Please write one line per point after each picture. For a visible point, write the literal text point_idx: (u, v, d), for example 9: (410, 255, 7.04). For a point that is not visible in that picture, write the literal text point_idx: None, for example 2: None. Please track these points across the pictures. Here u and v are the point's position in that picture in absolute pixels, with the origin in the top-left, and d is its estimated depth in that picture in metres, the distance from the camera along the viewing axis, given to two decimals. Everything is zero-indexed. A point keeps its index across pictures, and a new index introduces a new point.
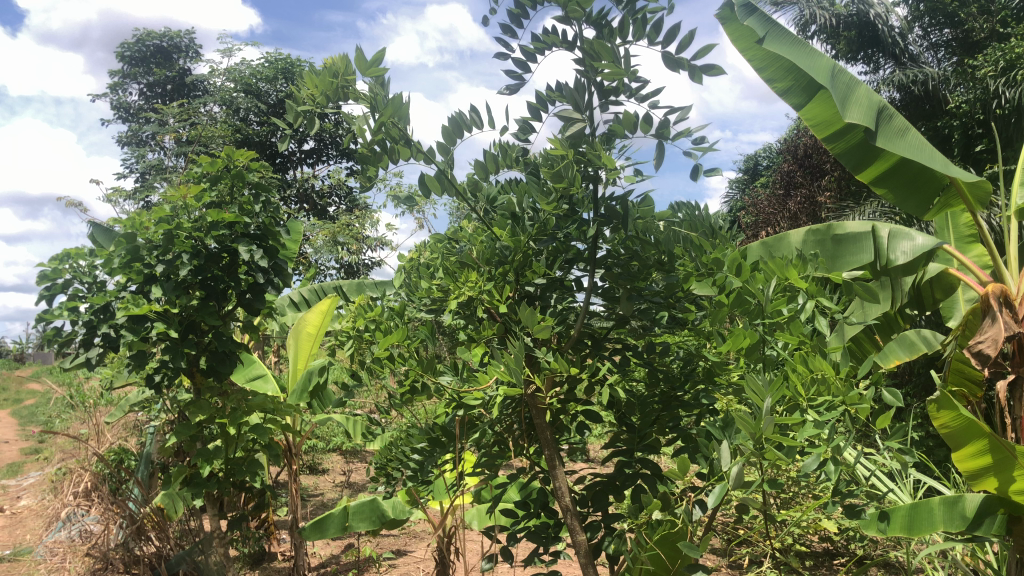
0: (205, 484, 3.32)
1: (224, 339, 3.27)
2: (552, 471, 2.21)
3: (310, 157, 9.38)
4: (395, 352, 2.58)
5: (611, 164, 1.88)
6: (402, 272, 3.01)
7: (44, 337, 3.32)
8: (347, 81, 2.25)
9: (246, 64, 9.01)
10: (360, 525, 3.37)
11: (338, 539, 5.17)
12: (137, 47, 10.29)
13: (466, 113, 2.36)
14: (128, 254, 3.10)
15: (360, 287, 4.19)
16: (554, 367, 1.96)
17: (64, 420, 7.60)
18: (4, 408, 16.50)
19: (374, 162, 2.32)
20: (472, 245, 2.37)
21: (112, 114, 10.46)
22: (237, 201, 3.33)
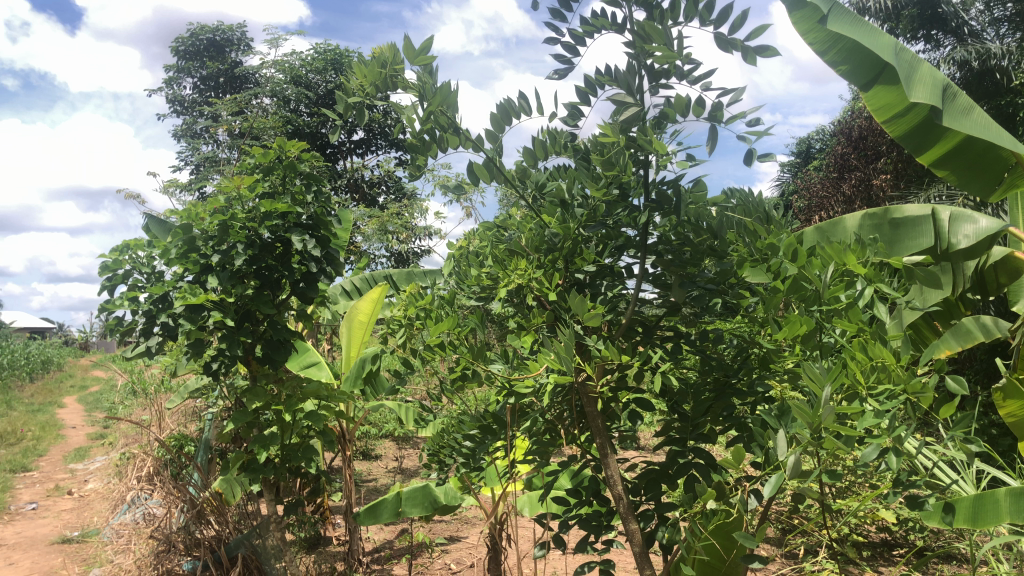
0: (261, 469, 3.39)
1: (279, 327, 3.32)
2: (603, 458, 2.19)
3: (359, 147, 9.47)
4: (446, 340, 2.59)
5: (662, 149, 1.85)
6: (452, 261, 3.03)
7: (106, 327, 3.42)
8: (395, 70, 2.26)
9: (296, 55, 9.10)
10: (413, 511, 3.38)
11: (391, 524, 5.23)
12: (191, 41, 10.46)
13: (515, 99, 2.34)
14: (185, 245, 3.18)
15: (410, 275, 4.22)
16: (605, 356, 1.94)
17: (126, 407, 7.81)
18: (69, 395, 17.07)
19: (423, 151, 2.32)
20: (521, 233, 2.36)
21: (168, 108, 10.66)
22: (289, 192, 3.36)
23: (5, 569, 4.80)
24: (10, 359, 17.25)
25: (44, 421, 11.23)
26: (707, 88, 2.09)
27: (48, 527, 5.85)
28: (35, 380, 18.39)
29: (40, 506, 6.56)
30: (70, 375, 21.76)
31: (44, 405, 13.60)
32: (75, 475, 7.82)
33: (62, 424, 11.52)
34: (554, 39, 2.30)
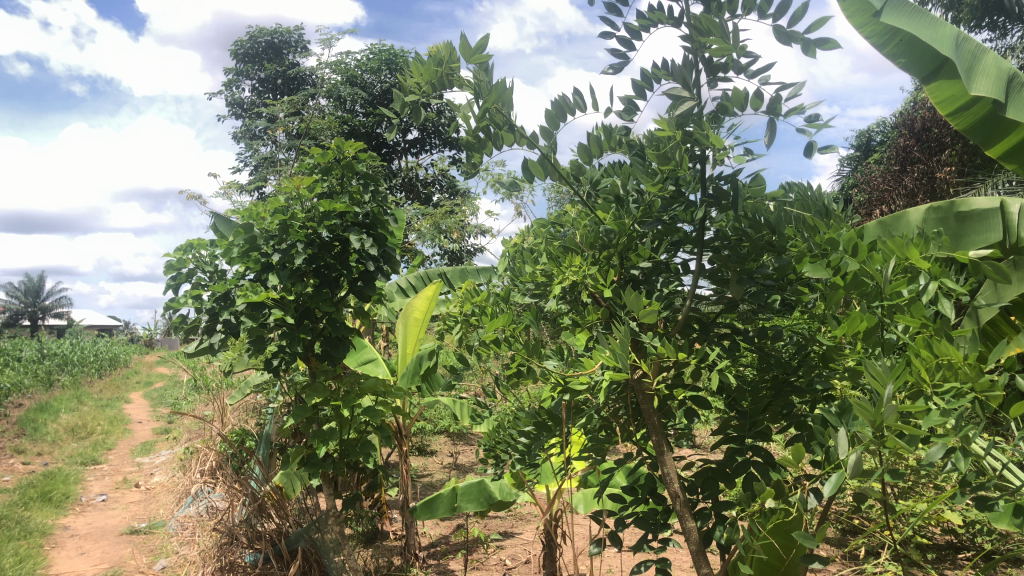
0: (321, 463, 3.45)
1: (337, 324, 3.38)
2: (659, 456, 2.17)
3: (413, 147, 9.54)
4: (502, 336, 2.60)
5: (720, 144, 1.83)
6: (507, 258, 3.04)
7: (172, 324, 3.52)
8: (451, 69, 2.28)
9: (352, 56, 9.16)
10: (468, 507, 3.39)
11: (447, 519, 5.28)
12: (249, 44, 10.67)
13: (570, 96, 2.33)
14: (247, 244, 3.25)
15: (464, 273, 4.23)
16: (661, 352, 1.93)
17: (190, 402, 8.02)
18: (135, 390, 17.56)
19: (478, 149, 2.33)
20: (576, 230, 2.36)
21: (228, 110, 10.89)
22: (347, 191, 3.40)
23: (77, 558, 4.98)
24: (79, 356, 17.86)
25: (112, 416, 11.59)
26: (764, 82, 2.06)
27: (116, 518, 6.05)
28: (103, 376, 18.98)
29: (109, 498, 6.77)
30: (135, 372, 22.41)
31: (112, 401, 14.06)
32: (141, 468, 8.08)
33: (128, 418, 11.89)
34: (609, 33, 2.28)
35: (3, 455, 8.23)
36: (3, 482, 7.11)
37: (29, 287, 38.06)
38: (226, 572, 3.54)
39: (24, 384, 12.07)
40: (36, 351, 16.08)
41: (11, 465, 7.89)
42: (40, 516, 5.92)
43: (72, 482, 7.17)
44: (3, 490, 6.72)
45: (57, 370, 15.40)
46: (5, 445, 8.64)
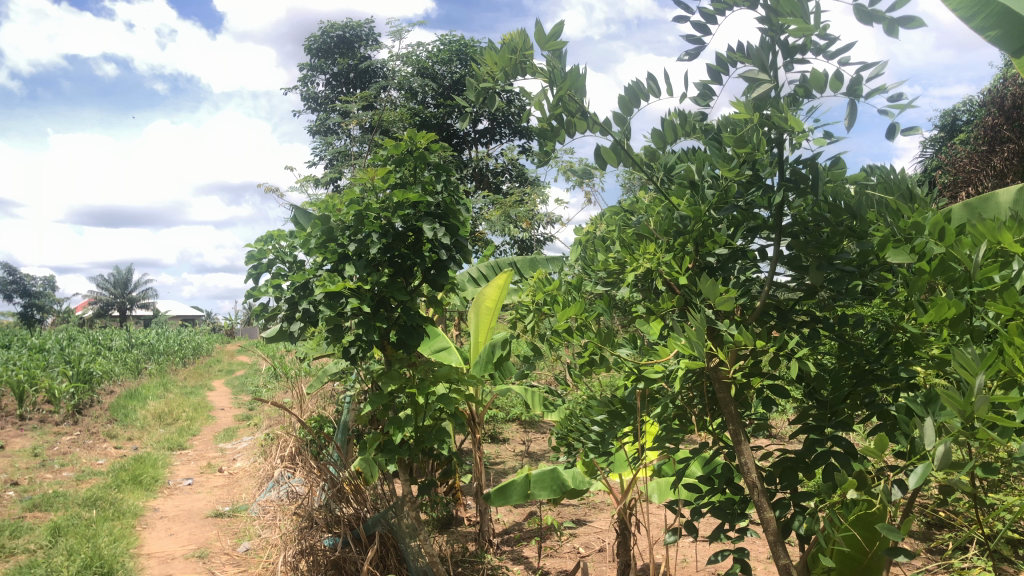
0: (397, 450, 3.50)
1: (412, 313, 3.43)
2: (737, 446, 2.11)
3: (483, 137, 9.55)
4: (577, 323, 2.59)
5: (800, 127, 1.79)
6: (578, 247, 3.03)
7: (253, 314, 3.63)
8: (525, 57, 2.28)
9: (423, 47, 9.13)
10: (541, 494, 3.37)
11: (521, 506, 5.31)
12: (322, 38, 10.82)
13: (643, 81, 2.30)
14: (324, 235, 3.31)
15: (535, 262, 4.22)
16: (739, 341, 1.90)
17: (271, 390, 8.26)
18: (219, 378, 18.12)
19: (552, 136, 2.33)
20: (649, 217, 2.34)
21: (303, 104, 11.08)
22: (420, 182, 3.41)
23: (167, 539, 5.19)
24: (165, 345, 18.53)
25: (197, 403, 12.00)
26: (844, 63, 2.00)
27: (202, 501, 6.27)
28: (187, 364, 19.62)
29: (195, 482, 7.03)
30: (217, 360, 23.14)
31: (197, 388, 14.57)
32: (225, 453, 8.36)
33: (211, 405, 12.32)
34: (684, 16, 2.24)
35: (97, 439, 8.63)
36: (98, 465, 7.46)
37: (118, 279, 39.47)
38: (306, 555, 3.60)
39: (116, 371, 12.61)
40: (126, 340, 16.74)
41: (105, 449, 8.27)
42: (131, 498, 6.19)
43: (161, 466, 7.46)
44: (98, 473, 7.04)
45: (145, 359, 15.99)
46: (99, 430, 9.05)
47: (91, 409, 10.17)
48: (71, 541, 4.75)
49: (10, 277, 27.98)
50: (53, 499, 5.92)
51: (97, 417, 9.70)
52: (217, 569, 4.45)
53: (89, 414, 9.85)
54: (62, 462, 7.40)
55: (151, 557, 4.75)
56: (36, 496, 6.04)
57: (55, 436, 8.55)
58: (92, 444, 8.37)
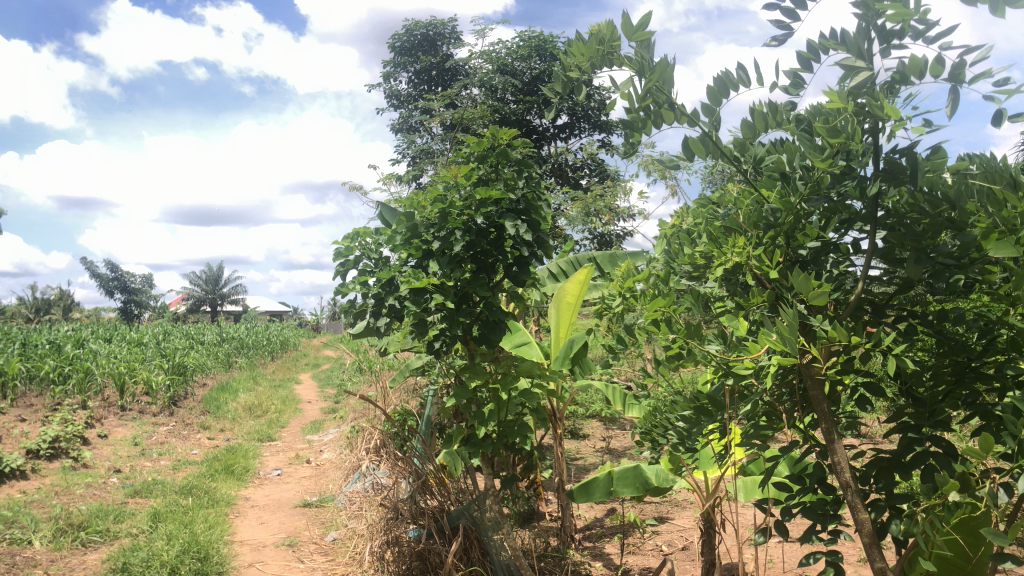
0: (480, 443, 3.51)
1: (494, 308, 3.45)
2: (829, 445, 2.05)
3: (563, 132, 9.49)
4: (665, 316, 2.56)
5: (897, 114, 1.72)
6: (663, 241, 2.99)
7: (342, 309, 3.73)
8: (613, 48, 2.27)
9: (503, 44, 9.11)
10: (625, 491, 3.26)
11: (602, 503, 5.29)
12: (406, 37, 10.90)
13: (732, 72, 2.26)
14: (409, 232, 3.38)
15: (615, 256, 4.15)
16: (833, 336, 1.86)
17: (356, 384, 8.45)
18: (304, 372, 18.60)
19: (638, 127, 2.31)
20: (738, 210, 2.30)
21: (386, 103, 11.22)
22: (502, 178, 3.42)
23: (258, 527, 5.36)
24: (254, 339, 19.11)
25: (285, 396, 12.35)
26: (945, 47, 1.92)
27: (291, 491, 6.45)
28: (275, 358, 20.20)
29: (283, 472, 7.24)
30: (303, 355, 23.76)
31: (284, 381, 14.99)
32: (312, 445, 8.58)
33: (299, 398, 12.67)
34: (775, 4, 2.18)
35: (192, 430, 8.99)
36: (193, 455, 7.76)
37: (211, 276, 40.90)
38: (392, 545, 3.70)
39: (209, 365, 13.09)
40: (217, 335, 17.34)
41: (199, 440, 8.60)
42: (225, 487, 6.41)
43: (251, 457, 7.70)
44: (193, 463, 7.33)
45: (236, 353, 16.53)
46: (193, 421, 9.42)
47: (186, 401, 10.58)
48: (170, 526, 4.95)
49: (111, 275, 29.31)
50: (153, 486, 6.19)
51: (191, 408, 10.09)
52: (305, 558, 4.56)
53: (184, 406, 10.26)
54: (160, 451, 7.73)
55: (244, 544, 4.92)
56: (137, 483, 6.33)
57: (153, 426, 8.93)
58: (188, 435, 8.71)
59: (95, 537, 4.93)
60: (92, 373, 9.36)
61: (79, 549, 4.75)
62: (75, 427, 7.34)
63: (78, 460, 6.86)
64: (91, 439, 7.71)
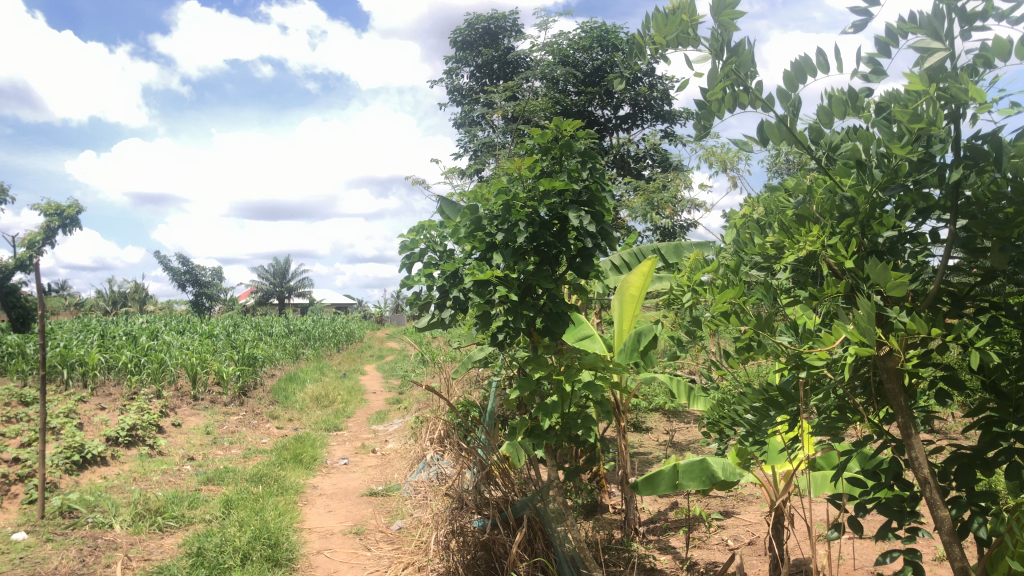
0: (544, 435, 3.51)
1: (557, 300, 3.44)
2: (906, 439, 2.00)
3: (624, 122, 9.40)
4: (734, 306, 2.52)
5: (981, 98, 1.66)
6: (732, 232, 2.95)
7: (407, 301, 3.78)
8: (693, 24, 2.23)
9: (564, 35, 9.04)
10: (691, 485, 3.21)
11: (666, 496, 5.25)
12: (467, 31, 10.92)
13: (808, 57, 2.21)
14: (473, 224, 3.42)
15: (678, 248, 4.07)
16: (912, 329, 1.81)
17: (419, 375, 8.54)
18: (369, 363, 18.88)
19: (711, 110, 2.28)
20: (810, 199, 2.26)
21: (448, 97, 11.27)
22: (566, 169, 3.41)
23: (325, 515, 5.46)
24: (320, 331, 19.46)
25: (350, 386, 12.58)
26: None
27: (357, 480, 6.56)
28: (341, 350, 20.54)
29: (350, 462, 7.37)
30: (368, 347, 24.12)
31: (350, 372, 15.24)
32: (377, 435, 8.70)
33: (364, 388, 12.88)
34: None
35: (261, 420, 9.21)
36: (263, 444, 7.96)
37: (278, 270, 41.78)
38: (456, 535, 3.73)
39: (277, 356, 13.39)
40: (285, 327, 17.71)
41: (268, 429, 8.81)
42: (293, 475, 6.55)
43: (319, 446, 7.86)
44: (263, 451, 7.51)
45: (303, 345, 16.87)
46: (263, 411, 9.66)
47: (256, 391, 10.84)
48: (242, 513, 5.08)
49: (183, 269, 30.19)
50: (225, 474, 6.38)
51: (260, 399, 10.34)
52: (372, 546, 4.62)
53: (253, 396, 10.53)
54: (231, 440, 7.94)
55: (313, 532, 5.03)
56: (210, 470, 6.52)
57: (224, 415, 9.19)
58: (257, 424, 8.94)
59: (172, 522, 5.10)
60: (166, 364, 9.66)
61: (157, 533, 4.92)
62: (150, 416, 7.61)
63: (154, 448, 7.10)
64: (166, 428, 7.97)
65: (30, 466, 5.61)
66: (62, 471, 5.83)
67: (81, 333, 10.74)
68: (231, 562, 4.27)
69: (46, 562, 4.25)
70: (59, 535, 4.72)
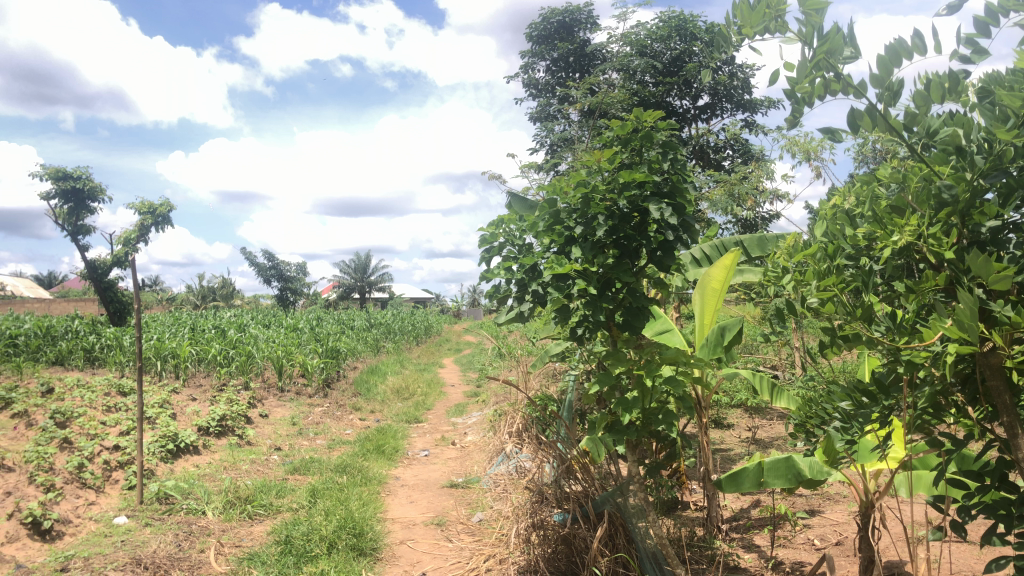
0: (624, 430, 3.49)
1: (637, 294, 3.40)
2: (1011, 439, 1.90)
3: (704, 112, 9.24)
4: (824, 299, 2.46)
5: None
6: (820, 222, 2.87)
7: (487, 294, 3.81)
8: (780, 13, 2.18)
9: (641, 26, 8.92)
10: (775, 483, 3.13)
11: (749, 494, 5.14)
12: (543, 25, 10.90)
13: (902, 41, 2.12)
14: (552, 218, 3.44)
15: (762, 241, 3.93)
16: (1018, 322, 1.73)
17: (497, 368, 8.59)
18: (447, 356, 19.11)
19: (800, 99, 2.22)
20: (905, 187, 2.19)
21: (524, 92, 11.28)
22: (646, 162, 3.37)
23: (408, 505, 5.56)
24: (400, 325, 19.81)
25: (430, 379, 12.75)
26: None
27: (438, 472, 6.65)
28: (420, 343, 20.85)
29: (430, 453, 7.47)
30: (447, 340, 24.40)
31: (429, 365, 15.44)
32: (457, 428, 8.78)
33: (443, 381, 13.05)
34: None
35: (345, 411, 9.43)
36: (346, 435, 8.14)
37: (359, 265, 42.58)
38: (538, 529, 3.78)
39: (359, 348, 13.67)
40: (367, 321, 18.08)
41: (351, 420, 9.02)
42: (376, 466, 6.68)
43: (401, 438, 8.00)
44: (347, 442, 7.68)
45: (383, 338, 17.17)
46: (346, 402, 9.90)
47: (339, 383, 11.09)
48: (327, 503, 5.20)
49: (269, 264, 31.08)
50: (311, 464, 6.55)
51: (343, 391, 10.59)
52: (453, 537, 4.67)
53: (337, 388, 10.78)
54: (316, 431, 8.16)
55: (396, 522, 5.12)
56: (296, 460, 6.71)
57: (309, 406, 9.44)
58: (341, 416, 9.15)
59: (260, 510, 5.26)
60: (253, 357, 9.97)
61: (247, 520, 5.09)
62: (239, 407, 7.87)
63: (243, 438, 7.36)
64: (254, 418, 8.23)
65: (130, 453, 5.88)
66: (158, 459, 6.07)
67: (175, 326, 11.18)
68: (318, 550, 4.38)
69: (145, 545, 4.44)
70: (157, 520, 4.93)
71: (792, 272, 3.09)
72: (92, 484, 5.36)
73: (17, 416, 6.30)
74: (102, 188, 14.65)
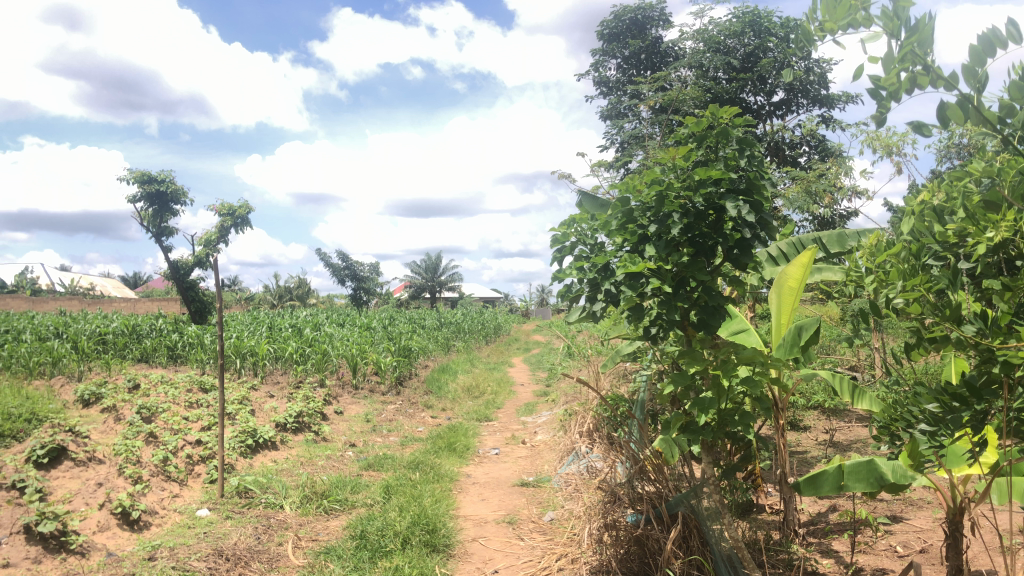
0: (700, 431, 3.44)
1: (713, 293, 3.34)
2: None
3: (778, 108, 9.04)
4: (911, 298, 2.37)
5: None
6: (904, 218, 2.77)
7: (559, 293, 3.80)
8: (864, 5, 2.12)
9: (715, 21, 8.78)
10: (857, 486, 3.05)
11: (827, 498, 5.02)
12: (614, 23, 10.83)
13: (996, 31, 2.04)
14: (625, 217, 3.41)
15: (842, 237, 3.81)
16: None
17: (567, 367, 8.58)
18: (516, 356, 19.19)
19: (886, 93, 2.15)
20: (1000, 181, 2.09)
21: (595, 90, 11.23)
22: (722, 158, 3.32)
23: (479, 503, 5.59)
24: (470, 324, 19.96)
25: (500, 378, 12.82)
26: None
27: (509, 470, 6.67)
28: (490, 341, 20.99)
29: (501, 452, 7.50)
30: (516, 339, 24.50)
31: (499, 364, 15.53)
32: (526, 427, 8.80)
33: (513, 380, 13.09)
34: None
35: (416, 409, 9.55)
36: (418, 432, 8.25)
37: (429, 265, 43.06)
38: (610, 529, 3.74)
39: (430, 347, 13.83)
40: (438, 320, 18.28)
41: (423, 418, 9.14)
42: (448, 463, 6.75)
43: (471, 436, 8.06)
44: (419, 440, 7.78)
45: (454, 336, 17.33)
46: (417, 400, 10.03)
47: (411, 381, 11.25)
48: (401, 499, 5.27)
49: (343, 264, 31.68)
50: (384, 461, 6.65)
51: (415, 389, 10.73)
52: (525, 536, 4.68)
53: (409, 386, 10.93)
54: (389, 428, 8.28)
55: (468, 519, 5.16)
56: (370, 457, 6.82)
57: (382, 404, 9.59)
58: (413, 413, 9.27)
59: (337, 505, 5.37)
60: (328, 354, 10.18)
61: (323, 515, 5.20)
62: (315, 404, 8.04)
63: (319, 434, 7.52)
64: (330, 415, 8.40)
65: (211, 448, 6.08)
66: (238, 453, 6.25)
67: (253, 325, 11.50)
68: (392, 546, 4.43)
69: (227, 537, 4.57)
70: (237, 513, 5.08)
71: (875, 270, 2.99)
72: (176, 477, 5.54)
73: (107, 410, 6.57)
74: (184, 191, 15.15)
